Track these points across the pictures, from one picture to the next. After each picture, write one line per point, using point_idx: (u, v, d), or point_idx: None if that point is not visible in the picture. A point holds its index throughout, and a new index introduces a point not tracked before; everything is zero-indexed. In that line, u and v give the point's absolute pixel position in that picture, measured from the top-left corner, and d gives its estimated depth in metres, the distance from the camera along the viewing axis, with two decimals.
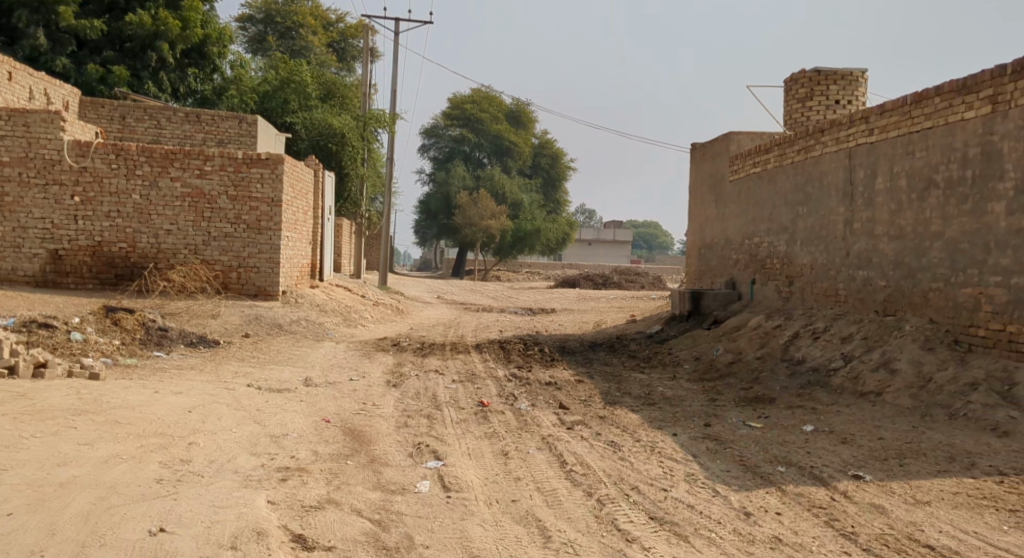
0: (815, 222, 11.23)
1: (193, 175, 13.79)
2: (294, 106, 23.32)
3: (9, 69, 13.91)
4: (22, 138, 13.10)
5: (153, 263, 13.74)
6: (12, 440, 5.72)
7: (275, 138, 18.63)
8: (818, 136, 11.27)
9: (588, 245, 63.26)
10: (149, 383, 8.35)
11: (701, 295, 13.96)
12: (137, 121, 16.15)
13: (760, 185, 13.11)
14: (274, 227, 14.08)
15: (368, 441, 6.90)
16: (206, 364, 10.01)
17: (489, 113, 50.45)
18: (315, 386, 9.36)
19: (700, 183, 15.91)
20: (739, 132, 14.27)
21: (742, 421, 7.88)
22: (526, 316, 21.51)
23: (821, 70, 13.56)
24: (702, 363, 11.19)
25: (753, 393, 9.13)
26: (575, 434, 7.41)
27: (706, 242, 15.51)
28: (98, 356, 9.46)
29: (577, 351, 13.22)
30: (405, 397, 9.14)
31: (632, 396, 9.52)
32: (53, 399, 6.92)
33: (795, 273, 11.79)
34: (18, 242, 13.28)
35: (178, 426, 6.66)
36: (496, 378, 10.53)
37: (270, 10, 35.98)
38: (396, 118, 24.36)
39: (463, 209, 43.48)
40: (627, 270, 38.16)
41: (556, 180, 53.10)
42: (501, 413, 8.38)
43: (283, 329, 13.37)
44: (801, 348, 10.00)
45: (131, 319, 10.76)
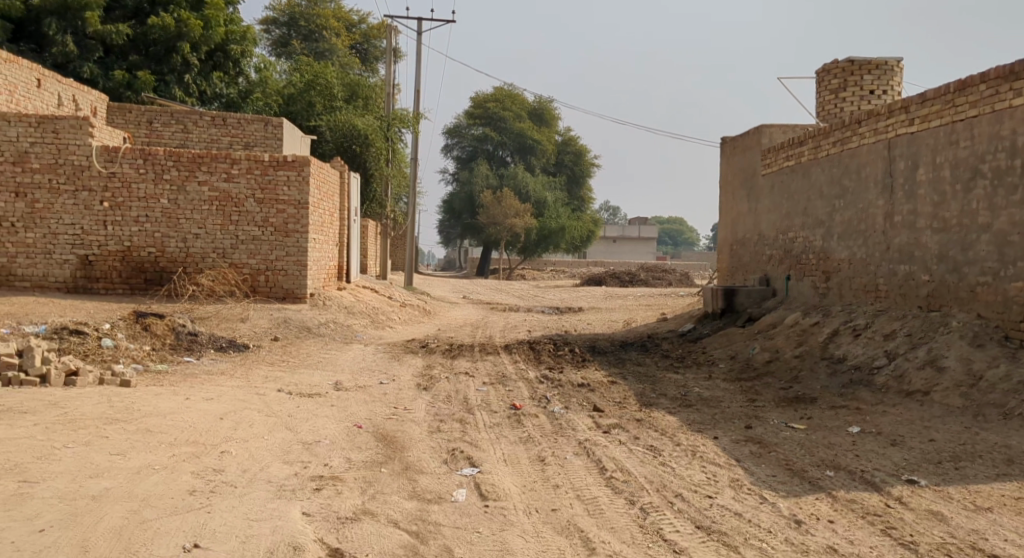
0: (852, 216, 10.95)
1: (220, 178, 13.76)
2: (319, 108, 23.33)
3: (38, 76, 13.94)
4: (51, 145, 13.11)
5: (182, 267, 13.73)
6: (45, 451, 5.63)
7: (300, 141, 18.60)
8: (855, 128, 10.99)
9: (613, 242, 62.91)
10: (180, 389, 8.27)
11: (734, 292, 13.72)
12: (164, 126, 16.18)
13: (794, 179, 12.83)
14: (301, 230, 14.01)
15: (401, 448, 6.76)
16: (236, 369, 9.93)
17: (512, 111, 50.30)
18: (346, 390, 9.24)
19: (731, 178, 15.64)
20: (770, 125, 14.00)
21: (784, 422, 7.65)
22: (553, 315, 21.32)
23: (855, 60, 13.23)
24: (738, 362, 10.95)
25: (793, 393, 8.89)
26: (612, 438, 7.22)
27: (738, 237, 15.25)
28: (129, 362, 9.42)
29: (608, 351, 13.01)
30: (436, 400, 9.00)
31: (668, 397, 9.31)
32: (85, 407, 6.85)
33: (832, 268, 11.51)
34: (49, 249, 13.26)
35: (210, 434, 6.56)
36: (528, 380, 10.35)
37: (293, 13, 36.12)
38: (420, 118, 24.27)
39: (487, 208, 43.36)
40: (654, 266, 37.79)
41: (580, 177, 52.80)
42: (535, 416, 8.21)
43: (312, 332, 13.29)
44: (841, 346, 9.73)
45: (161, 324, 10.72)
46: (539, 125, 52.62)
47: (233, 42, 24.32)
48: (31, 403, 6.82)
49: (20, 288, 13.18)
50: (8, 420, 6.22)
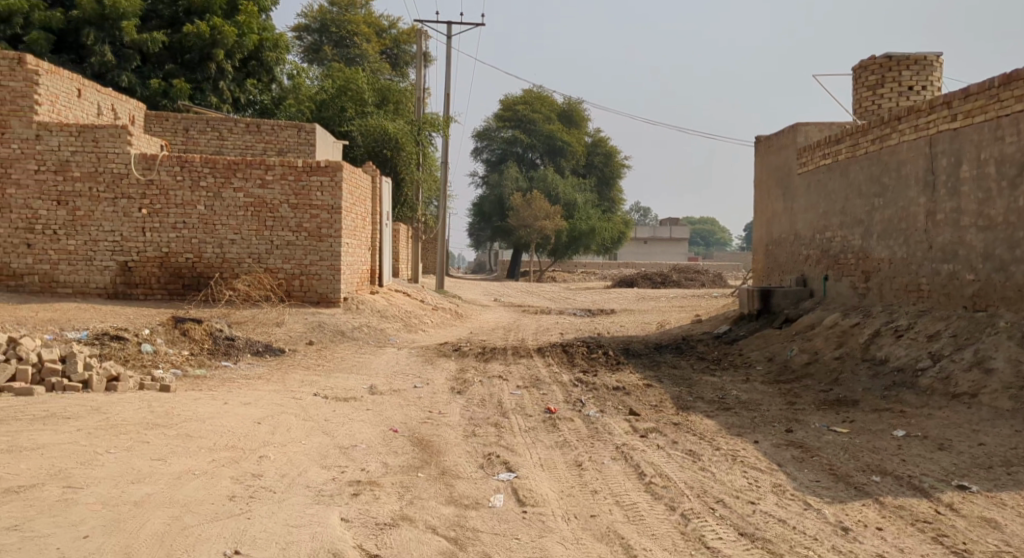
0: (893, 214, 10.74)
1: (255, 184, 13.88)
2: (350, 113, 23.47)
3: (78, 86, 14.14)
4: (91, 153, 13.29)
5: (218, 273, 13.84)
6: (89, 456, 5.68)
7: (332, 145, 18.70)
8: (894, 124, 10.79)
9: (645, 244, 62.56)
10: (218, 394, 8.31)
11: (771, 292, 13.53)
12: (200, 133, 16.35)
13: (831, 178, 12.62)
14: (335, 234, 14.07)
15: (437, 452, 6.71)
16: (272, 373, 9.98)
17: (542, 114, 50.25)
18: (381, 395, 9.23)
19: (766, 177, 15.44)
20: (806, 124, 13.81)
21: (826, 426, 7.49)
22: (585, 318, 21.21)
23: (893, 56, 13.00)
24: (777, 365, 10.78)
25: (834, 396, 8.72)
26: (650, 442, 7.12)
27: (773, 237, 15.04)
28: (168, 367, 9.50)
29: (643, 354, 12.88)
30: (471, 404, 8.95)
31: (706, 400, 9.18)
32: (126, 412, 6.90)
33: (872, 268, 11.29)
34: (90, 256, 13.44)
35: (248, 439, 6.57)
36: (562, 383, 10.27)
37: (325, 19, 36.47)
38: (450, 121, 24.31)
39: (517, 211, 43.32)
40: (686, 268, 37.47)
41: (610, 179, 52.56)
42: (571, 420, 8.12)
43: (346, 336, 13.33)
44: (883, 348, 9.53)
45: (199, 329, 10.82)
46: (569, 126, 52.50)
47: (266, 48, 24.54)
48: (74, 408, 6.88)
49: (62, 294, 13.37)
50: (52, 425, 6.29)
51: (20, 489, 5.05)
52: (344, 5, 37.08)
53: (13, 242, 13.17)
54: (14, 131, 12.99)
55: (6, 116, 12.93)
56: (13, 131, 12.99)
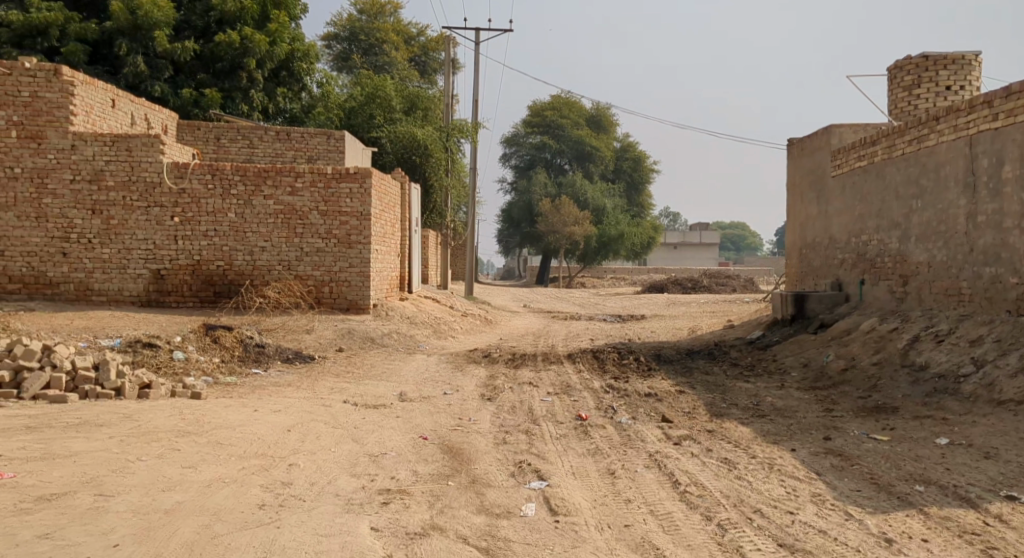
0: (931, 217, 10.50)
1: (285, 192, 13.94)
2: (379, 120, 23.55)
3: (112, 96, 14.30)
4: (125, 162, 13.45)
5: (249, 280, 13.90)
6: (120, 464, 5.67)
7: (361, 153, 18.76)
8: (932, 125, 10.57)
9: (675, 249, 62.12)
10: (249, 402, 8.31)
11: (805, 297, 13.31)
12: (231, 142, 16.47)
13: (867, 180, 12.39)
14: (364, 241, 14.08)
15: (468, 460, 6.64)
16: (303, 380, 9.97)
17: (570, 119, 50.19)
18: (411, 401, 9.18)
19: (799, 180, 15.22)
20: (840, 125, 13.59)
21: (865, 433, 7.31)
22: (616, 323, 21.05)
23: (929, 55, 12.75)
24: (812, 371, 10.57)
25: (873, 403, 8.53)
26: (684, 450, 6.98)
27: (807, 241, 14.80)
28: (200, 374, 9.52)
29: (674, 360, 12.71)
30: (501, 411, 8.87)
31: (740, 407, 9.01)
32: (157, 420, 6.90)
33: (910, 271, 11.06)
34: (124, 264, 13.58)
35: (278, 446, 6.54)
36: (593, 390, 10.14)
37: (354, 28, 36.75)
38: (479, 127, 24.29)
39: (546, 216, 43.24)
40: (717, 273, 37.07)
41: (639, 184, 52.27)
42: (603, 428, 8.00)
43: (376, 342, 13.31)
44: (923, 353, 9.30)
45: (230, 336, 10.85)
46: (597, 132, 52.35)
47: (297, 58, 24.74)
48: (106, 416, 6.90)
49: (96, 302, 13.51)
50: (84, 433, 6.30)
51: (53, 497, 5.05)
52: (372, 14, 37.53)
53: (49, 251, 13.34)
54: (50, 141, 13.16)
55: (43, 127, 13.10)
56: (49, 141, 13.16)
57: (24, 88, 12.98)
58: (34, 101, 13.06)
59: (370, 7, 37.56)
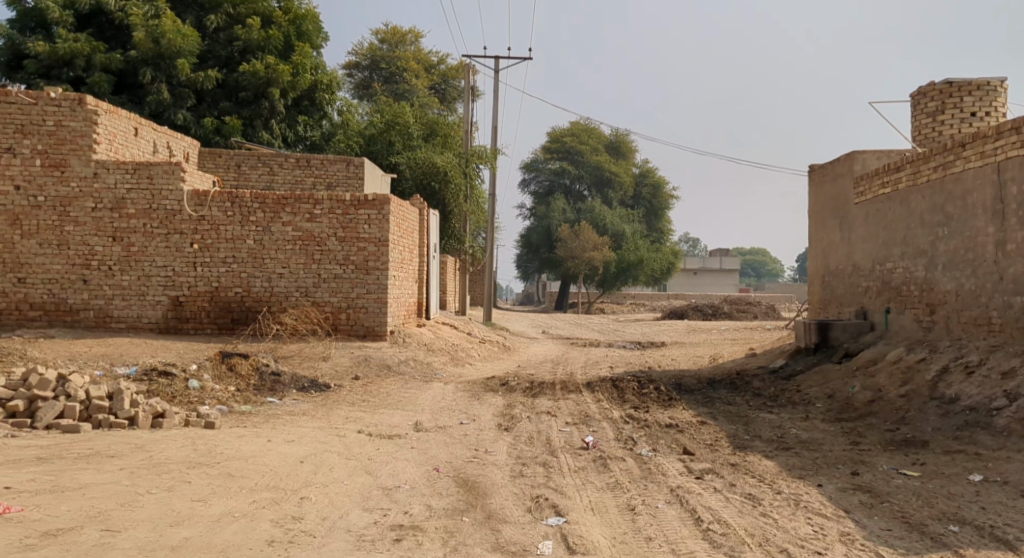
0: (959, 244, 10.31)
1: (304, 219, 13.92)
2: (398, 147, 23.62)
3: (135, 125, 14.39)
4: (146, 190, 13.50)
5: (267, 306, 13.86)
6: (129, 497, 5.55)
7: (380, 179, 18.77)
8: (958, 151, 10.42)
9: (694, 275, 61.75)
10: (262, 431, 8.19)
11: (829, 326, 13.06)
12: (251, 169, 16.53)
13: (891, 207, 12.20)
14: (382, 267, 14.01)
15: (483, 494, 6.47)
16: (318, 410, 9.84)
17: (589, 145, 50.27)
18: (426, 432, 9.03)
19: (821, 207, 15.03)
20: (863, 151, 13.43)
21: (894, 468, 7.08)
22: (635, 351, 20.81)
23: (953, 81, 12.58)
24: (838, 403, 10.36)
25: (901, 436, 8.30)
26: (706, 485, 6.78)
27: (830, 268, 14.57)
28: (214, 403, 9.42)
29: (695, 389, 12.47)
30: (518, 441, 8.70)
31: (763, 439, 8.80)
32: (169, 450, 6.79)
33: (937, 300, 10.84)
34: (142, 290, 13.58)
35: (290, 478, 6.42)
36: (612, 420, 9.95)
37: (375, 56, 37.17)
38: (497, 154, 24.29)
39: (565, 242, 43.17)
40: (738, 299, 36.68)
41: (659, 209, 52.08)
42: (623, 460, 7.81)
43: (392, 370, 13.18)
44: (953, 386, 9.07)
45: (246, 364, 10.79)
46: (616, 157, 52.38)
47: (319, 88, 24.90)
48: (118, 447, 6.80)
49: (115, 329, 13.50)
50: (95, 464, 6.21)
51: (58, 533, 4.93)
52: (393, 42, 37.96)
53: (70, 278, 13.36)
54: (73, 169, 13.23)
55: (66, 155, 13.18)
56: (72, 169, 13.24)
57: (49, 118, 13.09)
58: (58, 130, 13.14)
59: (391, 36, 38.04)
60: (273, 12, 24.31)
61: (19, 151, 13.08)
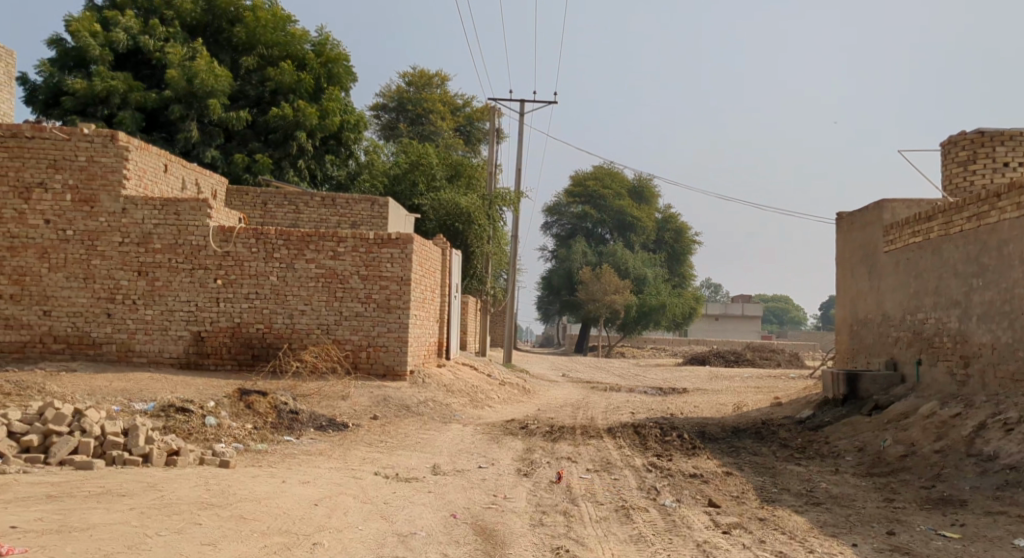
0: (995, 296, 10.12)
1: (327, 256, 13.89)
2: (422, 187, 23.68)
3: (165, 161, 14.48)
4: (173, 226, 13.55)
5: (287, 343, 13.76)
6: (137, 539, 5.36)
7: (404, 218, 18.78)
8: (993, 202, 10.24)
9: (716, 320, 61.25)
10: (278, 472, 8.03)
11: (858, 377, 12.77)
12: (277, 207, 16.62)
13: (921, 256, 11.98)
14: (403, 306, 13.91)
15: (502, 544, 6.23)
16: (335, 450, 9.67)
17: (612, 190, 50.39)
18: (444, 475, 8.82)
19: (849, 255, 14.80)
20: (892, 200, 13.25)
21: (933, 529, 6.94)
22: (657, 397, 20.46)
23: (985, 131, 12.39)
24: (868, 456, 10.23)
25: (938, 494, 8.20)
26: (734, 540, 6.50)
27: (859, 317, 14.29)
28: (230, 441, 9.28)
29: (720, 438, 12.18)
30: (538, 488, 8.46)
31: (792, 492, 8.51)
32: (182, 490, 6.63)
33: (972, 353, 10.60)
34: (165, 325, 13.55)
35: (303, 522, 6.23)
36: (635, 468, 9.68)
37: (402, 98, 37.60)
38: (521, 196, 24.31)
39: (586, 285, 43.03)
40: (761, 346, 36.17)
41: (681, 254, 51.86)
42: (646, 511, 7.55)
43: (411, 411, 13.00)
44: (991, 442, 8.93)
45: (264, 402, 10.67)
46: (639, 202, 52.41)
47: (347, 128, 24.96)
48: (130, 485, 6.65)
49: (137, 363, 13.46)
50: (105, 504, 6.06)
51: None
52: (420, 85, 38.39)
53: (94, 311, 13.37)
54: (102, 205, 13.31)
55: (96, 190, 13.27)
56: (102, 204, 13.32)
57: (81, 153, 13.21)
58: (90, 165, 13.25)
59: (418, 79, 38.44)
60: (307, 55, 24.58)
61: (51, 186, 13.21)
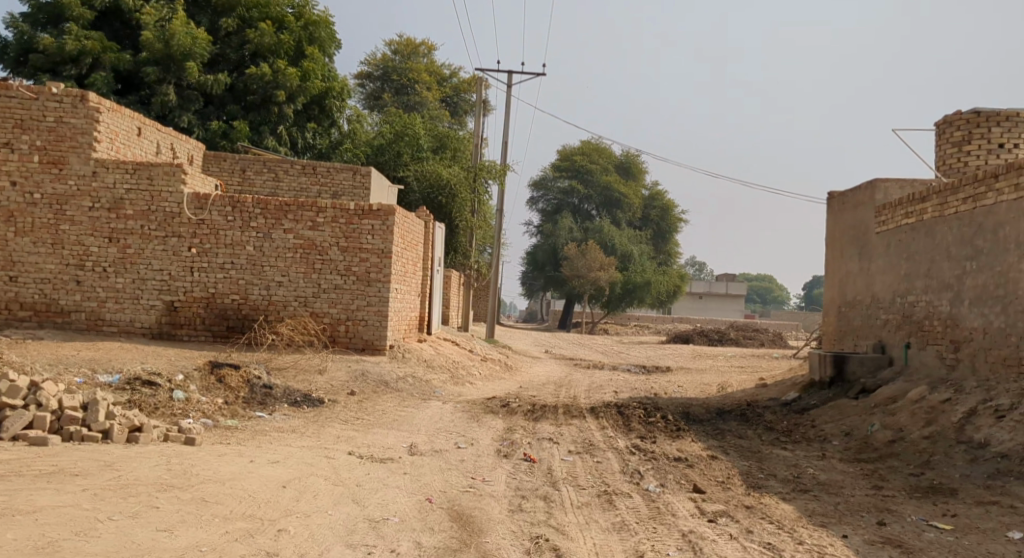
0: (988, 279, 9.88)
1: (306, 226, 13.48)
2: (406, 158, 23.10)
3: (138, 124, 13.97)
4: (145, 192, 13.08)
5: (263, 315, 13.37)
6: (87, 525, 5.01)
7: (387, 189, 18.33)
8: (990, 182, 9.97)
9: (700, 299, 61.19)
10: (246, 450, 7.69)
11: (846, 359, 12.56)
12: (256, 174, 16.13)
13: (914, 237, 11.72)
14: (383, 279, 13.54)
15: (478, 531, 5.92)
16: (309, 427, 9.33)
17: (599, 165, 49.94)
18: (420, 455, 8.52)
19: (839, 235, 14.55)
20: (885, 180, 13.00)
21: (924, 520, 6.70)
22: (641, 375, 20.22)
23: (981, 111, 12.10)
24: (855, 440, 10.03)
25: (927, 482, 7.99)
26: (720, 531, 6.23)
27: (847, 299, 14.05)
28: (199, 417, 8.92)
29: (704, 420, 11.93)
30: (517, 471, 8.16)
31: (779, 478, 8.27)
32: (140, 470, 6.28)
33: (963, 337, 10.38)
34: (136, 294, 13.12)
35: (269, 506, 5.90)
36: (618, 450, 9.41)
37: (387, 67, 36.89)
38: (507, 169, 23.93)
39: (571, 261, 42.66)
40: (745, 325, 35.95)
41: (667, 233, 51.67)
42: (629, 496, 7.27)
43: (390, 386, 12.69)
44: (981, 429, 8.72)
45: (236, 376, 10.33)
46: (626, 178, 52.04)
47: (330, 95, 24.41)
48: (85, 464, 6.29)
49: (107, 333, 13.02)
50: (55, 484, 5.70)
51: None
52: (406, 54, 37.71)
53: (63, 278, 12.91)
54: (71, 167, 12.82)
55: (65, 152, 12.76)
56: (71, 167, 12.82)
57: (49, 113, 12.69)
58: (58, 126, 12.73)
59: (404, 48, 37.78)
60: (286, 16, 23.98)
61: (18, 146, 12.70)
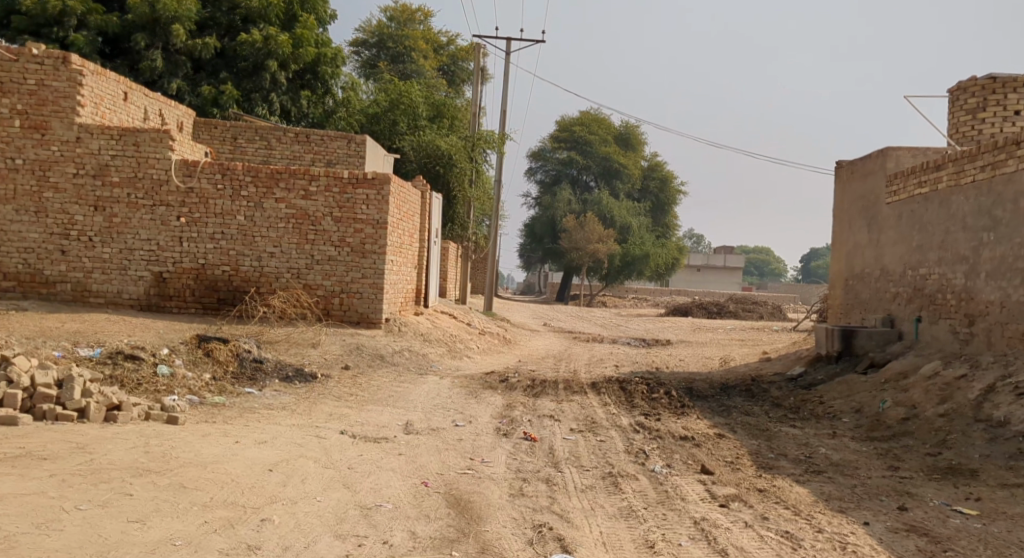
0: (1007, 251, 9.48)
1: (298, 196, 13.01)
2: (403, 127, 22.53)
3: (125, 89, 13.45)
4: (132, 157, 12.59)
5: (255, 287, 12.95)
6: (51, 516, 4.63)
7: (382, 158, 17.82)
8: (1010, 149, 9.52)
9: (698, 272, 60.75)
10: (232, 430, 7.30)
11: (854, 333, 12.17)
12: (247, 142, 15.63)
13: (927, 208, 11.29)
14: (378, 251, 13.10)
15: (478, 518, 5.55)
16: (300, 404, 8.93)
17: (598, 135, 49.18)
18: (417, 435, 8.12)
19: (847, 206, 14.10)
20: (897, 148, 12.54)
21: (948, 505, 6.36)
22: (642, 349, 19.89)
23: (997, 77, 11.61)
24: (866, 418, 9.68)
25: (947, 463, 7.64)
26: (735, 517, 5.87)
27: (856, 271, 13.64)
28: (184, 393, 8.56)
29: (709, 395, 11.57)
30: (518, 451, 7.79)
31: (790, 458, 7.93)
32: (116, 453, 5.89)
33: (978, 311, 10.01)
34: (124, 264, 12.68)
35: (252, 492, 5.53)
36: (621, 429, 9.03)
37: (383, 35, 36.11)
38: (505, 138, 23.39)
39: (570, 233, 42.11)
40: (745, 298, 35.52)
41: (666, 204, 51.17)
42: (636, 479, 6.91)
43: (385, 361, 12.32)
44: (1000, 407, 8.36)
45: (225, 349, 9.93)
46: (625, 149, 51.38)
47: (323, 62, 23.73)
48: (55, 447, 5.90)
49: (94, 304, 12.59)
50: (20, 470, 5.31)
51: None
52: (402, 20, 36.94)
53: (47, 248, 12.45)
54: (54, 132, 12.30)
55: (47, 117, 12.25)
56: (54, 131, 12.30)
57: (30, 76, 12.16)
58: (40, 89, 12.20)
59: (400, 14, 37.00)
60: None
61: None
